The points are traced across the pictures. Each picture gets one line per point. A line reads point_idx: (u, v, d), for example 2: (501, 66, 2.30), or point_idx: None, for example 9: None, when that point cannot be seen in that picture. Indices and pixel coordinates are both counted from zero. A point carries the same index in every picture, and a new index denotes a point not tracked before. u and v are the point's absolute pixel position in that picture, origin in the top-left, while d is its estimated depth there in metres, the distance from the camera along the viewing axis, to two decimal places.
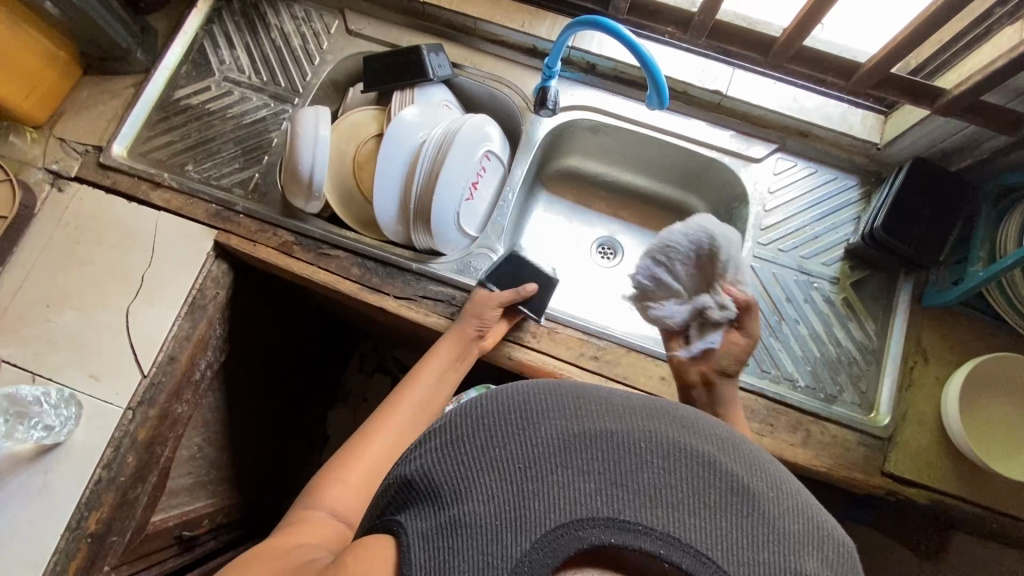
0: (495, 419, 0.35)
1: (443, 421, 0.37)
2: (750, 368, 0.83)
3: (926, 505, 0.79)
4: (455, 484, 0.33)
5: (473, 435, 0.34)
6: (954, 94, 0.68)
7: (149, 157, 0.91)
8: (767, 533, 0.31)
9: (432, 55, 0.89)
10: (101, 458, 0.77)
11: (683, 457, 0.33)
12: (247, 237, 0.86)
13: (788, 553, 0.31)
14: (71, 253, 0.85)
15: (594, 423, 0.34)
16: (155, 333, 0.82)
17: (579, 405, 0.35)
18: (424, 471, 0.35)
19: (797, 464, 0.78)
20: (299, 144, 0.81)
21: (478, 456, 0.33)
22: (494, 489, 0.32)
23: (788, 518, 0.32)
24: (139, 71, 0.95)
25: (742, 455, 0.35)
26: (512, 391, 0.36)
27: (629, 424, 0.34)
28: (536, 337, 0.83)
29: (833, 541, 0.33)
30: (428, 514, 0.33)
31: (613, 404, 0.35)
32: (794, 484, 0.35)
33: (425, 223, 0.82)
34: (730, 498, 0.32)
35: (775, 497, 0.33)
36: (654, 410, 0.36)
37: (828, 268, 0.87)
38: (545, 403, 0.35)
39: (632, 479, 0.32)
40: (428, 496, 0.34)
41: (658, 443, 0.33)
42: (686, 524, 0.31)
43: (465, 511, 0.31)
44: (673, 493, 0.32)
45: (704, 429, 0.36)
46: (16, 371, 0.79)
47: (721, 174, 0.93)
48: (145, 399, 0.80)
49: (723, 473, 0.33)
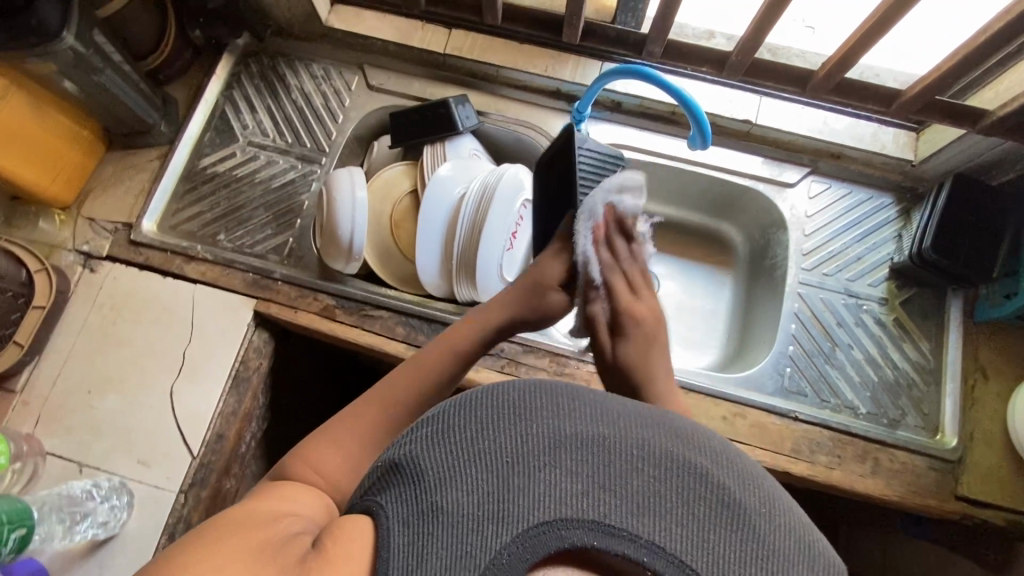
0: (488, 415, 0.38)
1: (439, 410, 0.40)
2: (809, 399, 0.81)
3: (1004, 527, 0.77)
4: (440, 472, 0.36)
5: (463, 430, 0.38)
6: (1000, 115, 0.67)
7: (180, 230, 0.90)
8: (756, 548, 0.34)
9: (459, 107, 0.89)
10: (156, 548, 0.74)
11: (674, 468, 0.36)
12: (288, 304, 0.84)
13: (773, 567, 0.34)
14: (109, 335, 0.83)
15: (585, 425, 0.38)
16: (202, 411, 0.80)
17: (573, 407, 0.39)
18: (412, 456, 0.37)
19: (868, 496, 0.76)
20: (338, 208, 0.81)
21: (466, 448, 0.37)
22: (479, 482, 0.35)
23: (778, 535, 0.35)
24: (163, 142, 0.94)
25: (737, 470, 0.38)
26: (507, 390, 0.40)
27: (620, 431, 0.38)
28: (590, 384, 0.81)
29: (822, 560, 0.35)
30: (410, 498, 0.36)
31: (607, 411, 0.39)
32: (791, 509, 0.38)
33: (469, 277, 0.81)
34: (719, 511, 0.35)
35: (767, 513, 0.36)
36: (651, 419, 0.40)
37: (874, 289, 0.87)
38: (539, 403, 0.39)
39: (620, 486, 0.35)
40: (412, 479, 0.36)
41: (649, 451, 0.37)
42: (671, 533, 0.34)
43: (447, 499, 0.34)
44: (661, 502, 0.35)
45: (701, 442, 0.39)
46: (65, 464, 0.77)
47: (756, 201, 0.93)
48: (196, 480, 0.78)
49: (715, 486, 0.36)
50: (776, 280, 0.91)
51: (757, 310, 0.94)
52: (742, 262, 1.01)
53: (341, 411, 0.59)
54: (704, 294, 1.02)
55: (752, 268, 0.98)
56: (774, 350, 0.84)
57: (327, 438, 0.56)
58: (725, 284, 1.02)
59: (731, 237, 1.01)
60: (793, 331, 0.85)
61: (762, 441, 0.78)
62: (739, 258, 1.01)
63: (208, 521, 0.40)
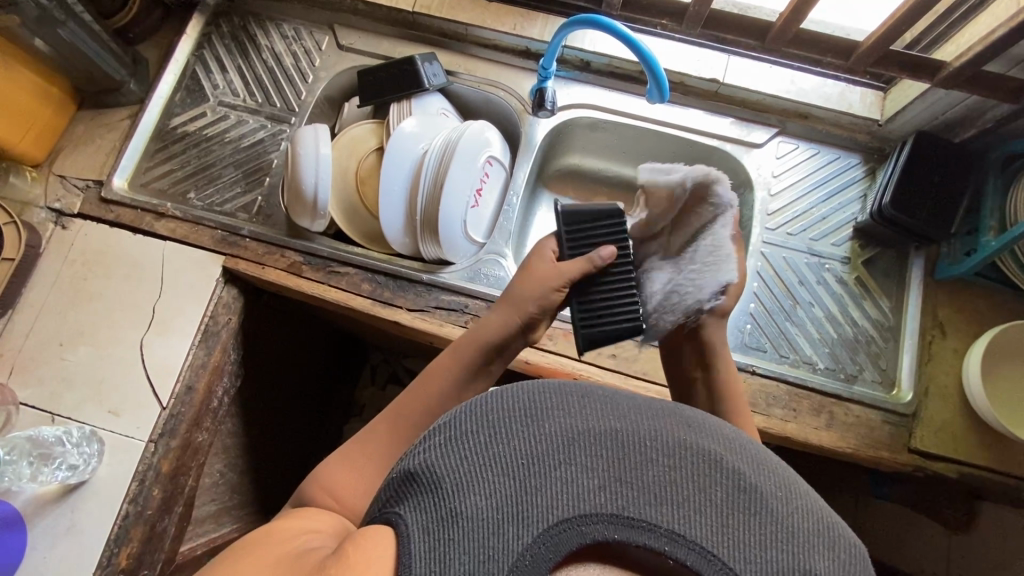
0: (499, 417, 0.36)
1: (448, 419, 0.38)
2: (768, 354, 0.83)
3: (956, 479, 0.78)
4: (457, 477, 0.34)
5: (478, 433, 0.36)
6: (956, 66, 0.67)
7: (150, 188, 0.91)
8: (776, 531, 0.33)
9: (426, 65, 0.89)
10: (126, 493, 0.77)
11: (688, 456, 0.35)
12: (255, 260, 0.85)
13: (797, 553, 0.33)
14: (80, 290, 0.85)
15: (598, 422, 0.36)
16: (171, 363, 0.82)
17: (583, 404, 0.38)
18: (426, 465, 0.35)
19: (822, 448, 0.78)
20: (302, 163, 0.81)
21: (482, 452, 0.35)
22: (496, 485, 0.33)
23: (795, 517, 0.34)
24: (133, 101, 0.94)
25: (748, 454, 0.37)
26: (517, 390, 0.38)
27: (631, 424, 0.37)
28: (552, 339, 0.82)
29: (844, 543, 0.34)
30: (428, 506, 0.33)
31: (618, 404, 0.38)
32: (807, 492, 0.37)
33: (433, 233, 0.82)
34: (738, 497, 0.34)
35: (783, 497, 0.35)
36: (660, 410, 0.39)
37: (837, 248, 0.87)
38: (550, 402, 0.37)
39: (636, 477, 0.34)
40: (427, 487, 0.34)
41: (663, 442, 0.36)
42: (692, 521, 0.33)
43: (466, 504, 0.33)
44: (678, 491, 0.34)
45: (710, 430, 0.38)
46: (36, 413, 0.79)
47: (724, 162, 0.92)
48: (166, 430, 0.80)
49: (727, 472, 0.35)
50: (742, 240, 0.92)
51: None
52: None
53: (355, 434, 0.63)
54: None
55: None
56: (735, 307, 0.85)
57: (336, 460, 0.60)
58: None
59: None
60: (755, 289, 0.86)
61: None
62: None
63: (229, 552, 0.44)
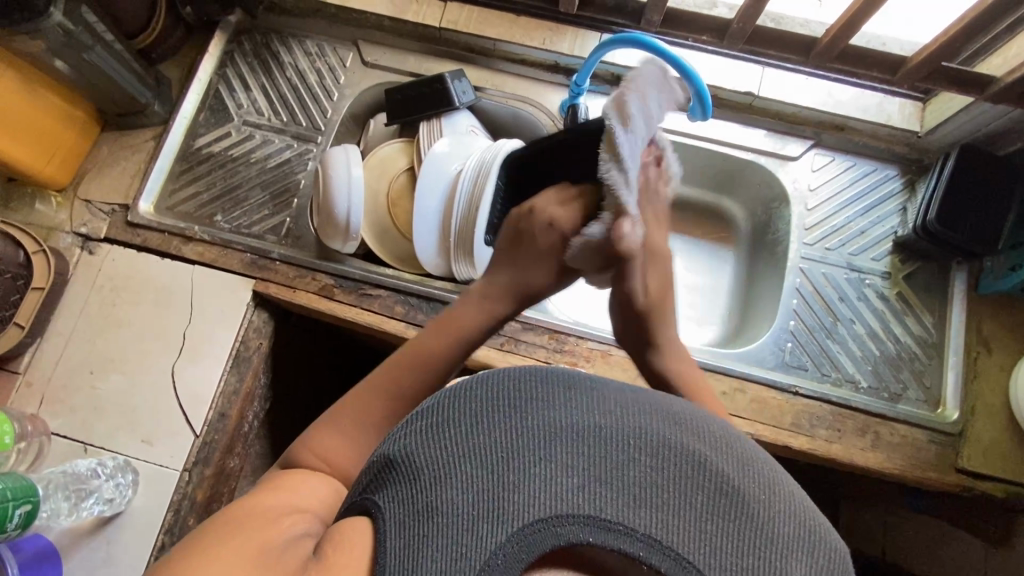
0: (482, 409, 0.36)
1: (432, 403, 0.38)
2: (809, 373, 0.81)
3: (1003, 498, 0.76)
4: (436, 469, 0.34)
5: (459, 422, 0.36)
6: (1009, 81, 0.65)
7: (177, 211, 0.90)
8: (754, 537, 0.32)
9: (455, 82, 0.88)
10: (162, 524, 0.76)
11: (671, 456, 0.34)
12: (287, 284, 0.84)
13: (775, 560, 0.32)
14: (109, 316, 0.83)
15: (582, 417, 0.35)
16: (203, 390, 0.81)
17: (569, 398, 0.37)
18: (407, 452, 0.35)
19: (869, 469, 0.76)
20: (333, 186, 0.80)
21: (462, 445, 0.34)
22: (474, 479, 0.33)
23: (775, 522, 0.33)
24: (157, 122, 0.93)
25: (735, 455, 0.36)
26: (502, 380, 0.38)
27: (616, 421, 0.36)
28: (589, 361, 0.80)
29: (825, 548, 0.33)
30: (405, 497, 0.33)
31: (605, 399, 0.37)
32: (792, 492, 0.36)
33: (467, 254, 0.80)
34: (717, 500, 0.33)
35: (765, 501, 0.34)
36: (649, 405, 0.38)
37: (877, 263, 0.86)
38: (536, 394, 0.37)
39: (617, 477, 0.33)
40: (407, 477, 0.34)
41: (648, 441, 0.35)
42: (668, 525, 0.32)
43: (442, 499, 0.32)
44: (658, 493, 0.33)
45: (698, 428, 0.37)
46: (69, 444, 0.78)
47: (758, 175, 0.91)
48: (200, 459, 0.79)
49: (711, 474, 0.34)
50: (778, 255, 0.90)
51: (759, 287, 0.93)
52: (744, 240, 0.99)
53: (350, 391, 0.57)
54: (705, 270, 1.00)
55: (755, 246, 0.97)
56: (774, 325, 0.84)
57: (330, 419, 0.55)
58: (727, 261, 1.00)
59: (734, 214, 1.00)
60: (794, 306, 0.85)
61: (760, 415, 0.78)
62: (742, 235, 0.99)
63: (217, 513, 0.42)
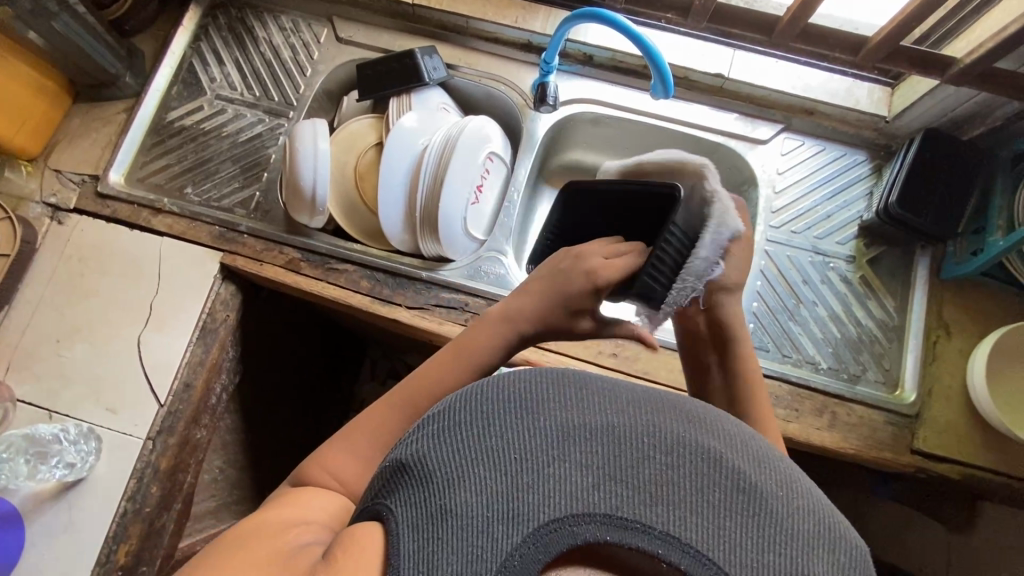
0: (491, 406, 0.33)
1: (443, 405, 0.35)
2: (771, 354, 0.82)
3: (957, 479, 0.77)
4: (447, 472, 0.31)
5: (469, 422, 0.32)
6: (968, 62, 0.66)
7: (147, 183, 0.90)
8: (775, 534, 0.29)
9: (426, 58, 0.88)
10: (124, 491, 0.76)
11: (687, 452, 0.31)
12: (253, 257, 0.84)
13: (800, 562, 0.28)
14: (77, 286, 0.84)
15: (593, 414, 0.32)
16: (170, 360, 0.81)
17: (580, 395, 0.33)
18: (417, 454, 0.32)
19: (825, 448, 0.77)
20: (300, 158, 0.80)
21: (475, 446, 0.31)
22: (486, 480, 0.30)
23: (796, 518, 0.30)
24: (129, 95, 0.93)
25: (750, 452, 0.32)
26: (512, 376, 0.34)
27: (630, 416, 0.32)
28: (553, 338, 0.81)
29: (847, 547, 0.30)
30: (416, 501, 0.31)
31: (617, 395, 0.33)
32: (809, 487, 0.32)
33: (432, 230, 0.80)
34: (734, 496, 0.30)
35: (784, 497, 0.30)
36: (660, 399, 0.34)
37: (842, 247, 0.87)
38: (546, 391, 0.33)
39: (631, 475, 0.30)
40: (417, 481, 0.31)
41: (663, 437, 0.31)
42: (689, 524, 0.29)
43: (455, 501, 0.29)
44: (675, 490, 0.30)
45: (715, 425, 0.33)
46: (33, 410, 0.79)
47: (728, 158, 0.91)
48: (164, 427, 0.80)
49: (729, 471, 0.31)
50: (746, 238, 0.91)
51: None
52: None
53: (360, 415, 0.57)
54: None
55: None
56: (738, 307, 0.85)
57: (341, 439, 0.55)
58: None
59: None
60: (759, 288, 0.85)
61: None
62: None
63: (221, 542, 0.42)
